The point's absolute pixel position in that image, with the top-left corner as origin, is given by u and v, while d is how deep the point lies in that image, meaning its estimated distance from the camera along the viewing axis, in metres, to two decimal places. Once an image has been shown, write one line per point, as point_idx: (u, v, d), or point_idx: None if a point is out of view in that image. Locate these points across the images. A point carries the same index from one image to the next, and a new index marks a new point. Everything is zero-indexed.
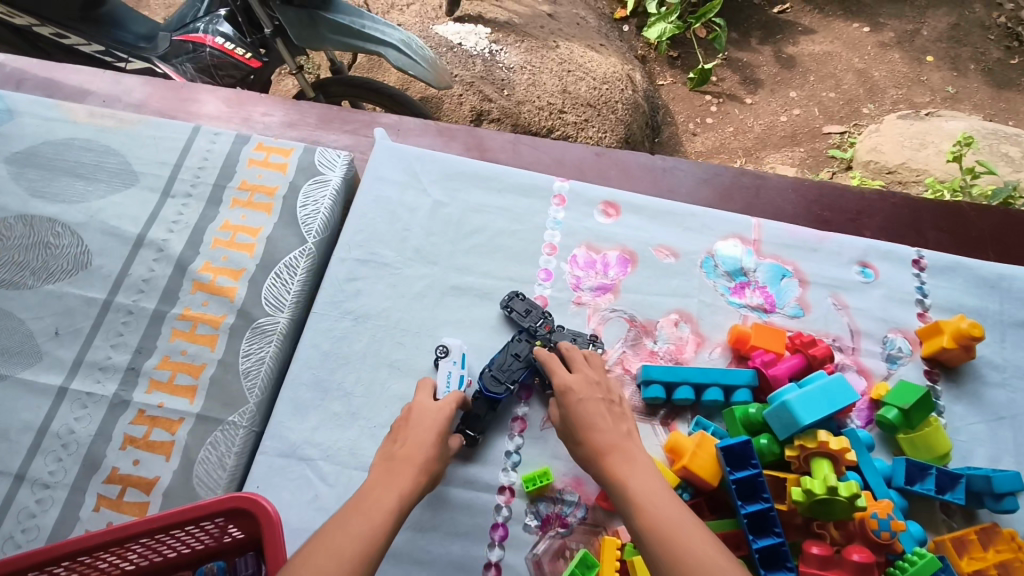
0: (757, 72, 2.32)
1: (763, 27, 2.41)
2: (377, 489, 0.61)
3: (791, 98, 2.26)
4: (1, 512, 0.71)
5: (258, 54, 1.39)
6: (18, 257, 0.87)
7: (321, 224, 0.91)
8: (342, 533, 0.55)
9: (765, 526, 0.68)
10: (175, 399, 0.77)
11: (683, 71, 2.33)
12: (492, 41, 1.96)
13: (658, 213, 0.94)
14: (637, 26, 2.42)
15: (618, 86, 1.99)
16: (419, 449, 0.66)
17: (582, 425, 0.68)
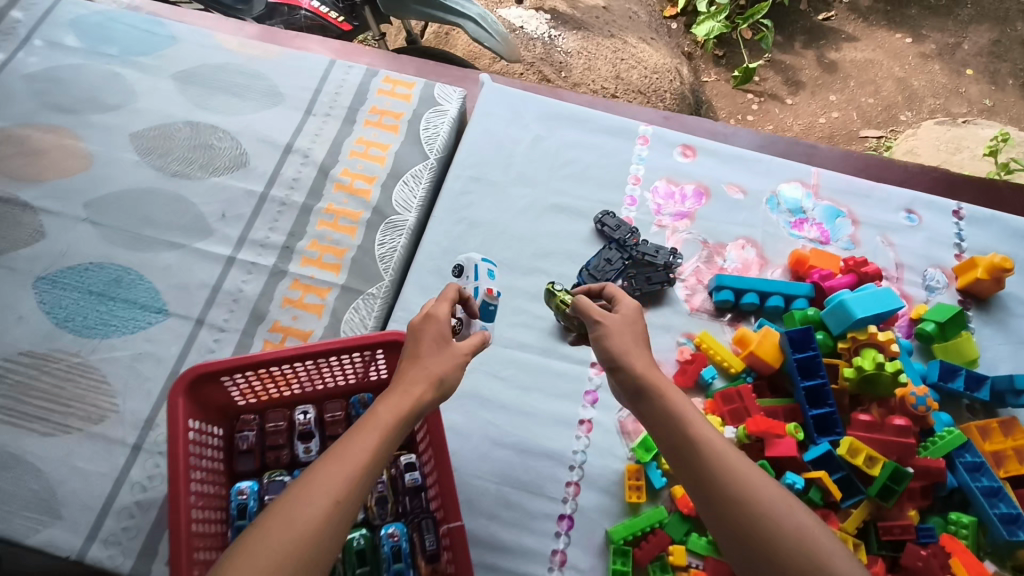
0: (799, 75, 2.38)
1: (807, 33, 2.46)
2: (374, 407, 0.58)
3: (831, 101, 2.32)
4: (187, 346, 0.87)
5: (349, 19, 1.55)
6: (187, 154, 1.01)
7: (441, 144, 1.05)
8: (333, 466, 0.53)
9: (819, 399, 0.83)
10: (324, 273, 0.93)
11: (728, 70, 2.40)
12: (552, 27, 2.11)
13: (730, 158, 1.08)
14: (686, 24, 2.47)
15: (668, 76, 2.10)
16: (419, 369, 0.61)
17: (622, 346, 0.67)
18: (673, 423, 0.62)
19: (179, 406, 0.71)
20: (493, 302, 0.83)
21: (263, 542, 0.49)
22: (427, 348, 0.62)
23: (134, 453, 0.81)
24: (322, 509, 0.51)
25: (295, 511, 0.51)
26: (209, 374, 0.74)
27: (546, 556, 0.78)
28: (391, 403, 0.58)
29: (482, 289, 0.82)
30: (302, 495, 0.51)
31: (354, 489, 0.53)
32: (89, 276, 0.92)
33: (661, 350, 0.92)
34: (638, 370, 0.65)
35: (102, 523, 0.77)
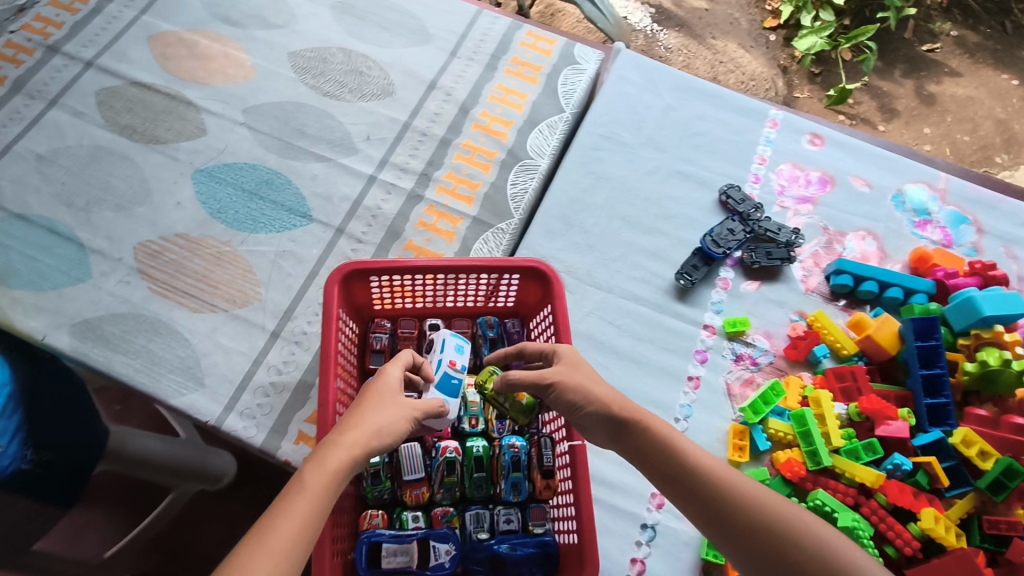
0: (895, 103, 1.97)
1: (908, 61, 2.04)
2: (301, 469, 0.55)
3: (924, 134, 1.93)
4: (326, 251, 0.93)
5: None
6: (339, 78, 1.07)
7: (577, 100, 1.09)
8: (254, 548, 0.50)
9: (935, 389, 0.84)
10: (457, 203, 0.97)
11: (823, 89, 1.99)
12: (655, 21, 2.02)
13: (858, 152, 1.08)
14: (784, 38, 2.06)
15: (765, 86, 1.93)
16: (350, 425, 0.59)
17: (584, 395, 0.64)
18: (664, 454, 0.59)
19: (335, 293, 0.76)
20: (456, 376, 0.74)
21: None
22: (370, 402, 0.62)
23: (272, 338, 0.87)
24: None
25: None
26: (362, 270, 0.79)
27: (645, 497, 0.81)
28: (320, 461, 0.56)
29: (443, 361, 0.74)
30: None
31: (281, 566, 0.49)
32: (242, 175, 0.98)
33: (773, 323, 0.93)
34: (604, 398, 0.63)
35: (239, 396, 0.83)
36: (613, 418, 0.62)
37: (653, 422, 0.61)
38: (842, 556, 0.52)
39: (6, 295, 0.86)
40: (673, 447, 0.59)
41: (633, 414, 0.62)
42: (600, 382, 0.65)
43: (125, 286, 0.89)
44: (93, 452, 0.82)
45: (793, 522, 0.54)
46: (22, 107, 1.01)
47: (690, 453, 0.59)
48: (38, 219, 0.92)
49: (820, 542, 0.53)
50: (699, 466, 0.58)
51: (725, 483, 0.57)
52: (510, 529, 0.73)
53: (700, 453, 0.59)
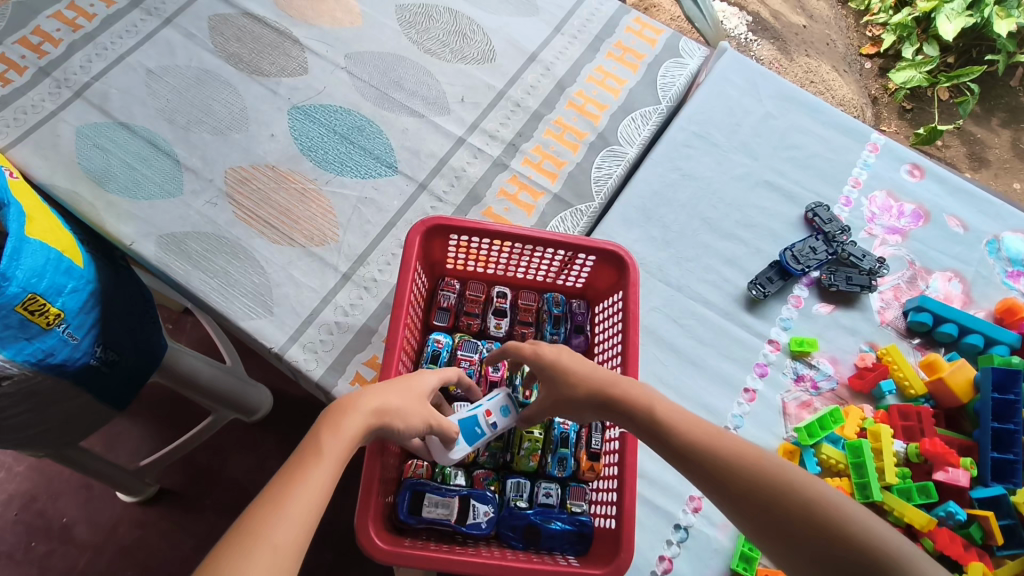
0: (987, 153, 1.88)
1: (1009, 110, 1.94)
2: (317, 432, 0.52)
3: (1013, 190, 1.83)
4: (407, 205, 0.94)
5: None
6: (442, 37, 1.08)
7: (674, 94, 1.08)
8: (271, 504, 0.46)
9: (1004, 445, 0.80)
10: (541, 177, 0.98)
11: (912, 127, 1.90)
12: (751, 30, 1.94)
13: (959, 190, 1.04)
14: (880, 67, 1.98)
15: (854, 113, 1.83)
16: (370, 395, 0.58)
17: (575, 380, 0.64)
18: (650, 428, 0.58)
19: (415, 245, 0.77)
20: (481, 430, 0.71)
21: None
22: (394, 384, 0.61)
23: (343, 280, 0.88)
24: (260, 558, 0.43)
25: (220, 565, 0.43)
26: (443, 227, 0.79)
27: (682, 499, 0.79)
28: (337, 426, 0.53)
29: (478, 409, 0.72)
30: (229, 544, 0.44)
31: (301, 528, 0.46)
32: (336, 118, 1.00)
33: (840, 350, 0.91)
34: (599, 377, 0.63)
35: (304, 330, 0.83)
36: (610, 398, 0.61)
37: (636, 396, 0.60)
38: (839, 509, 0.49)
39: (100, 198, 0.89)
40: (658, 419, 0.58)
41: (616, 392, 0.61)
42: (583, 364, 0.64)
43: (212, 208, 0.91)
44: (148, 365, 0.86)
45: (783, 477, 0.51)
46: (139, 22, 1.04)
47: (671, 420, 0.57)
48: (140, 130, 0.96)
49: (813, 496, 0.49)
50: (681, 436, 0.56)
51: (718, 448, 0.54)
52: (548, 503, 0.74)
53: (685, 418, 0.57)
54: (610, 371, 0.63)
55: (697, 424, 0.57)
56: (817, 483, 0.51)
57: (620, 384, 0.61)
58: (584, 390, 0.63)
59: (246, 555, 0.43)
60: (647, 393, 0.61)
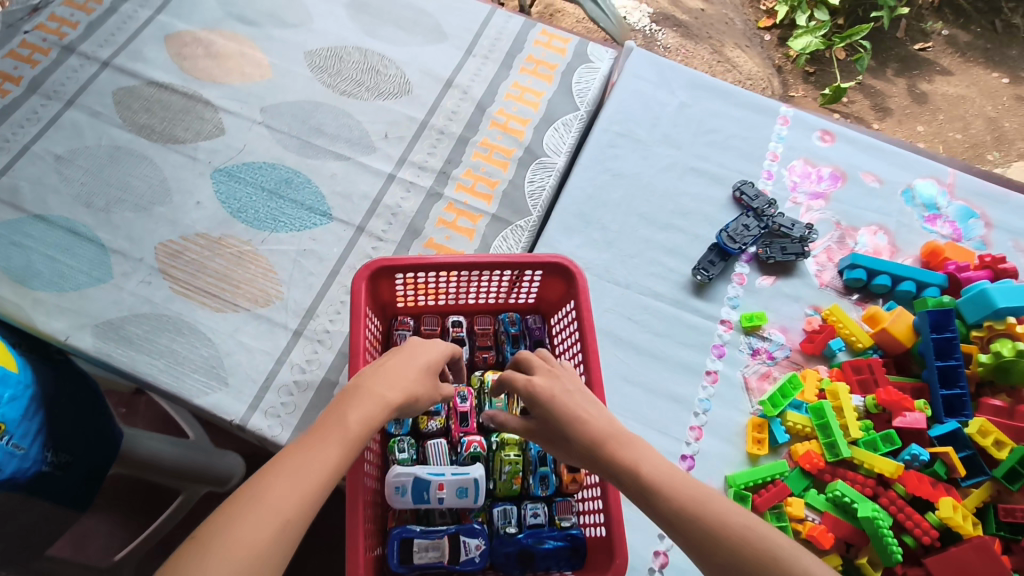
0: (887, 102, 1.99)
1: (900, 60, 2.06)
2: (342, 413, 0.58)
3: (917, 133, 1.94)
4: (347, 249, 0.93)
5: None
6: (356, 76, 1.08)
7: (591, 98, 1.10)
8: (289, 472, 0.53)
9: (950, 381, 0.84)
10: (476, 201, 0.98)
11: (818, 88, 2.00)
12: (653, 21, 2.02)
13: (869, 147, 1.10)
14: (779, 37, 2.07)
15: (762, 85, 1.95)
16: (396, 384, 0.62)
17: (570, 428, 0.61)
18: (639, 487, 0.57)
19: (363, 291, 0.76)
20: (430, 500, 0.70)
21: (232, 526, 0.49)
22: (414, 364, 0.65)
23: (295, 337, 0.86)
24: (272, 527, 0.50)
25: (233, 529, 0.49)
26: (387, 267, 0.79)
27: (675, 459, 0.83)
28: (360, 411, 0.59)
29: (435, 482, 0.69)
30: (246, 507, 0.50)
31: (309, 503, 0.52)
32: (261, 174, 0.98)
33: (789, 319, 0.94)
34: (593, 425, 0.60)
35: (263, 395, 0.81)
36: (603, 449, 0.59)
37: (626, 454, 0.58)
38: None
39: (26, 296, 0.85)
40: (649, 482, 0.56)
41: (609, 448, 0.59)
42: (578, 411, 0.61)
43: (147, 286, 0.88)
44: (106, 456, 0.82)
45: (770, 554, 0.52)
46: (40, 107, 1.00)
47: (661, 483, 0.56)
48: (58, 219, 0.92)
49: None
50: (672, 505, 0.55)
51: (707, 518, 0.54)
52: (538, 523, 0.73)
53: (675, 480, 0.57)
54: (601, 423, 0.61)
55: (687, 488, 0.56)
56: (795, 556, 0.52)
57: (611, 442, 0.59)
58: (574, 436, 0.61)
59: (259, 514, 0.50)
60: (638, 449, 0.59)
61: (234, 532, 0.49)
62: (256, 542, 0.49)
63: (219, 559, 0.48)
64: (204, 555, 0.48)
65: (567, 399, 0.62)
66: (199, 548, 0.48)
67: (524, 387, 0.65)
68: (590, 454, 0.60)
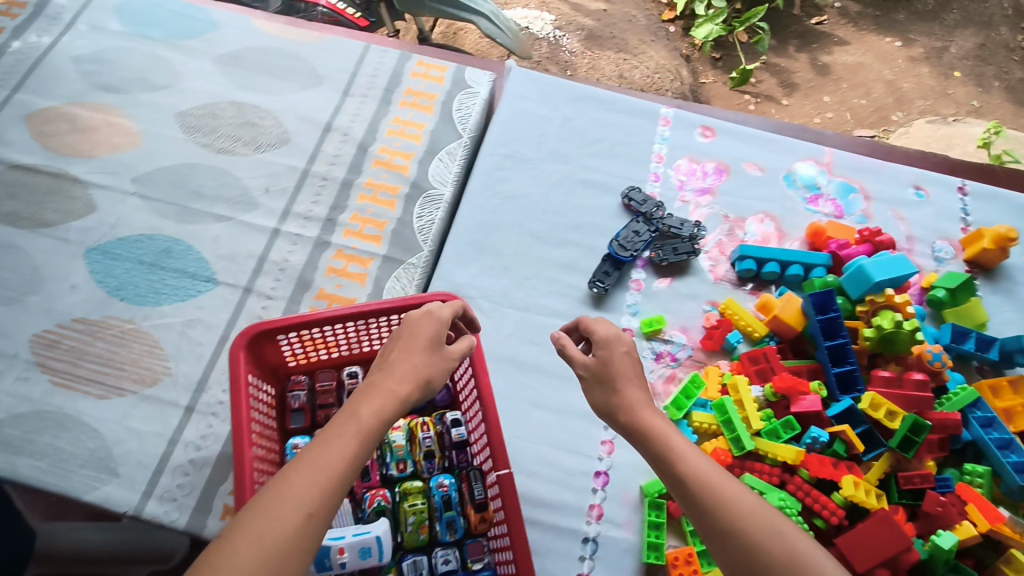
0: (793, 77, 2.06)
1: (799, 36, 2.14)
2: (355, 407, 0.57)
3: (825, 103, 2.02)
4: (235, 313, 0.90)
5: (363, 15, 1.64)
6: (232, 132, 1.05)
7: (473, 124, 1.10)
8: (306, 466, 0.52)
9: (841, 358, 0.87)
10: (366, 244, 0.96)
11: (726, 72, 2.07)
12: (556, 27, 2.03)
13: (748, 138, 1.13)
14: (683, 27, 2.13)
15: (669, 77, 1.98)
16: (407, 373, 0.61)
17: (613, 395, 0.66)
18: (661, 456, 0.61)
19: (241, 360, 0.74)
20: (332, 564, 0.67)
21: (254, 521, 0.48)
22: (420, 344, 0.64)
23: (187, 414, 0.83)
24: (294, 521, 0.49)
25: (253, 525, 0.48)
26: (267, 330, 0.77)
27: (589, 477, 0.83)
28: (372, 404, 0.57)
29: (334, 545, 0.67)
30: (268, 504, 0.49)
31: (327, 496, 0.51)
32: (139, 247, 0.95)
33: (688, 318, 0.96)
34: (630, 397, 0.66)
35: (157, 481, 0.78)
36: (636, 419, 0.64)
37: (653, 425, 0.63)
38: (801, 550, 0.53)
39: None
40: (672, 450, 0.61)
41: (642, 417, 0.64)
42: (624, 376, 0.67)
43: (23, 383, 0.84)
44: None
45: (770, 524, 0.54)
46: None
47: (685, 454, 0.60)
48: None
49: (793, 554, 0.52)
50: (691, 469, 0.59)
51: (717, 488, 0.57)
52: (449, 570, 0.71)
53: (696, 455, 0.60)
54: (636, 394, 0.66)
55: (705, 462, 0.59)
56: (793, 533, 0.54)
57: (645, 411, 0.64)
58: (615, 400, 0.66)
59: (277, 513, 0.49)
60: (667, 425, 0.63)
61: (254, 528, 0.48)
62: (275, 537, 0.48)
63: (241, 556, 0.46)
64: (227, 554, 0.47)
65: (610, 365, 0.68)
66: (223, 548, 0.47)
67: (596, 341, 0.71)
68: (628, 411, 0.65)
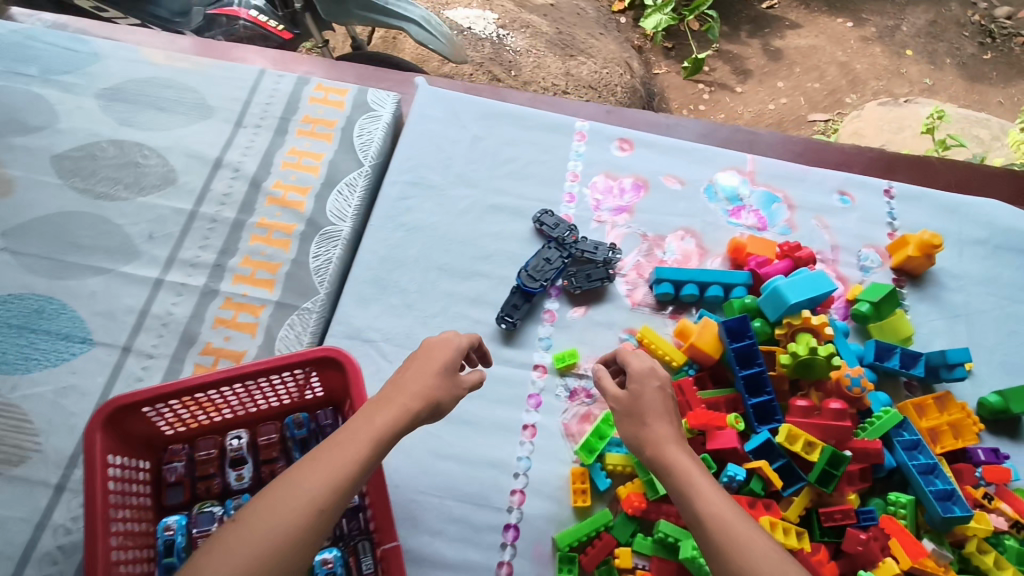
0: (746, 64, 2.05)
1: (751, 22, 2.13)
2: (369, 416, 0.60)
3: (779, 88, 1.99)
4: (113, 376, 0.83)
5: (289, 28, 1.50)
6: (113, 175, 0.98)
7: (375, 150, 1.03)
8: (317, 462, 0.56)
9: (758, 387, 0.83)
10: (257, 289, 0.90)
11: (678, 62, 2.06)
12: (499, 26, 1.85)
13: (667, 149, 1.08)
14: (634, 18, 2.12)
15: (617, 70, 1.85)
16: (419, 390, 0.63)
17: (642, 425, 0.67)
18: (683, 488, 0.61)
19: (97, 441, 0.67)
20: None
21: (266, 510, 0.52)
22: (435, 367, 0.65)
23: (58, 494, 0.76)
24: (305, 516, 0.53)
25: (268, 512, 0.52)
26: (131, 404, 0.70)
27: (498, 532, 0.78)
28: (384, 418, 0.60)
29: None
30: (282, 495, 0.53)
31: (336, 497, 0.54)
32: (6, 308, 0.86)
33: (603, 348, 0.91)
34: (658, 431, 0.66)
35: (21, 573, 0.71)
36: (659, 449, 0.65)
37: (676, 458, 0.63)
38: None
39: None
40: (691, 483, 0.61)
41: (665, 450, 0.64)
42: (653, 409, 0.68)
43: None
44: None
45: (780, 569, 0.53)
46: None
47: (704, 488, 0.60)
48: None
49: None
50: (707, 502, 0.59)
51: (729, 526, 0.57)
52: None
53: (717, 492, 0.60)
54: (663, 425, 0.67)
55: (725, 500, 0.59)
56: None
57: (672, 446, 0.65)
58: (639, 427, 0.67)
59: (289, 505, 0.53)
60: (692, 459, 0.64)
61: (266, 515, 0.52)
62: (282, 529, 0.52)
63: (253, 539, 0.51)
64: (242, 535, 0.51)
65: (639, 400, 0.69)
66: (239, 527, 0.52)
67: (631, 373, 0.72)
68: (652, 445, 0.65)
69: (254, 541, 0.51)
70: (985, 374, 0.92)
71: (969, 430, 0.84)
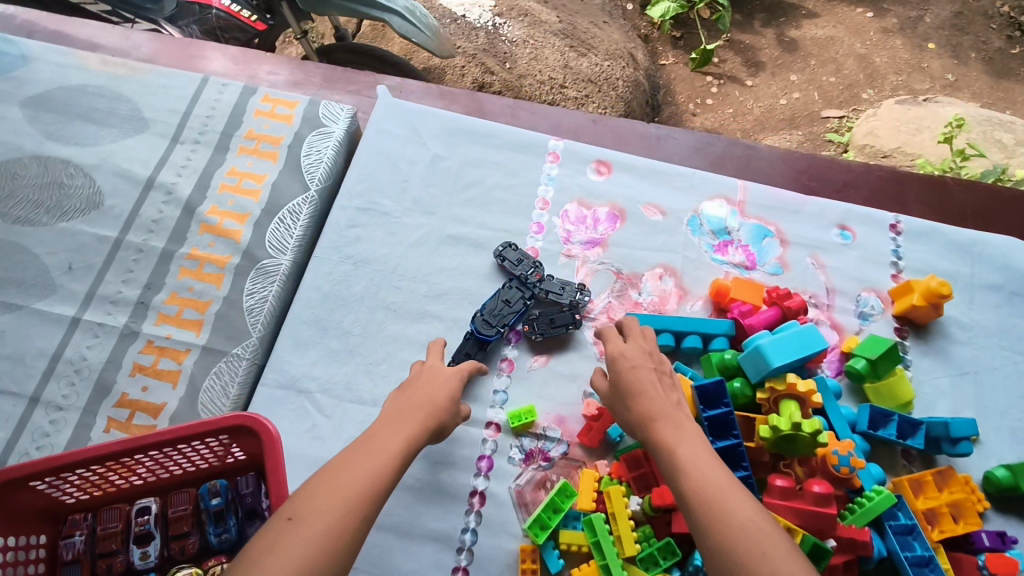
0: (759, 56, 1.92)
1: (766, 10, 1.99)
2: (391, 428, 0.61)
3: (792, 82, 1.87)
4: (16, 431, 0.74)
5: (264, 18, 1.33)
6: (34, 197, 0.89)
7: (324, 173, 0.94)
8: (355, 464, 0.55)
9: (734, 461, 0.72)
10: (182, 332, 0.81)
11: (687, 52, 1.92)
12: (496, 14, 1.69)
13: (648, 173, 0.97)
14: (641, 4, 1.98)
15: (620, 63, 1.69)
16: (429, 407, 0.65)
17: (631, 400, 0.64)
18: (669, 463, 0.57)
19: None
20: None
21: (316, 504, 0.51)
22: (441, 393, 0.68)
23: None
24: (357, 515, 0.51)
25: (318, 507, 0.51)
26: (14, 480, 0.62)
27: None
28: (403, 432, 0.61)
29: None
30: (330, 490, 0.52)
31: (377, 501, 0.54)
32: None
33: (565, 404, 0.82)
34: (648, 403, 0.63)
35: None
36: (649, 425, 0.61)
37: (662, 432, 0.60)
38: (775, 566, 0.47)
39: None
40: (678, 459, 0.57)
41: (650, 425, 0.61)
42: (638, 384, 0.64)
43: None
44: None
45: (757, 542, 0.49)
46: None
47: (689, 461, 0.56)
48: None
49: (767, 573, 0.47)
50: (690, 480, 0.54)
51: (710, 498, 0.52)
52: None
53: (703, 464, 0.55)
54: (657, 398, 0.63)
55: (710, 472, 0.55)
56: (779, 560, 0.48)
57: (658, 419, 0.61)
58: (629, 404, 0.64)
59: (340, 503, 0.52)
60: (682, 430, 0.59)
61: (318, 509, 0.50)
62: (335, 524, 0.50)
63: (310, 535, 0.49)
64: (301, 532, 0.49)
65: (626, 372, 0.66)
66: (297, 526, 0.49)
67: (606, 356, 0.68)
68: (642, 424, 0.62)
69: (312, 537, 0.48)
70: (994, 442, 0.81)
71: (972, 512, 0.74)
